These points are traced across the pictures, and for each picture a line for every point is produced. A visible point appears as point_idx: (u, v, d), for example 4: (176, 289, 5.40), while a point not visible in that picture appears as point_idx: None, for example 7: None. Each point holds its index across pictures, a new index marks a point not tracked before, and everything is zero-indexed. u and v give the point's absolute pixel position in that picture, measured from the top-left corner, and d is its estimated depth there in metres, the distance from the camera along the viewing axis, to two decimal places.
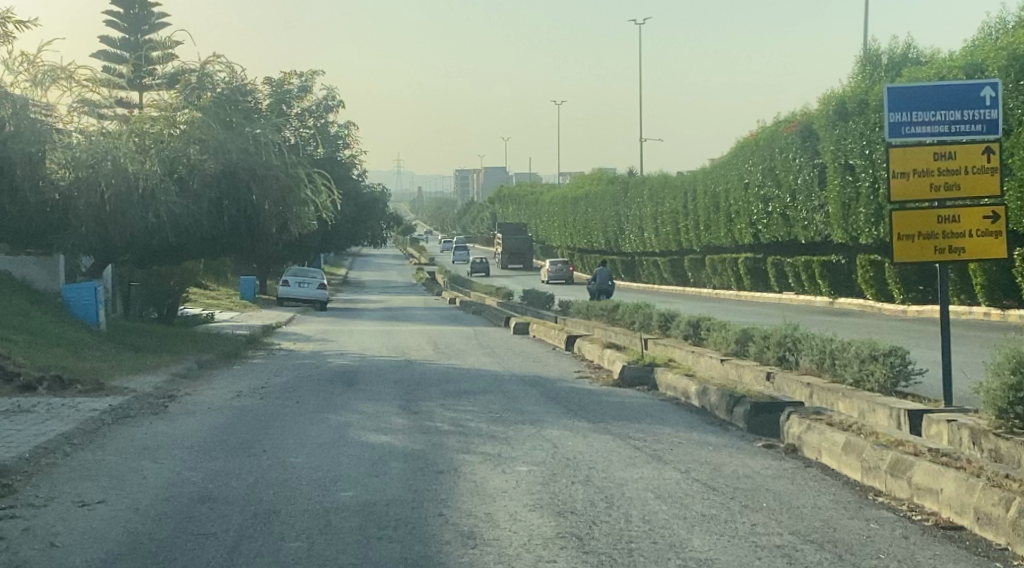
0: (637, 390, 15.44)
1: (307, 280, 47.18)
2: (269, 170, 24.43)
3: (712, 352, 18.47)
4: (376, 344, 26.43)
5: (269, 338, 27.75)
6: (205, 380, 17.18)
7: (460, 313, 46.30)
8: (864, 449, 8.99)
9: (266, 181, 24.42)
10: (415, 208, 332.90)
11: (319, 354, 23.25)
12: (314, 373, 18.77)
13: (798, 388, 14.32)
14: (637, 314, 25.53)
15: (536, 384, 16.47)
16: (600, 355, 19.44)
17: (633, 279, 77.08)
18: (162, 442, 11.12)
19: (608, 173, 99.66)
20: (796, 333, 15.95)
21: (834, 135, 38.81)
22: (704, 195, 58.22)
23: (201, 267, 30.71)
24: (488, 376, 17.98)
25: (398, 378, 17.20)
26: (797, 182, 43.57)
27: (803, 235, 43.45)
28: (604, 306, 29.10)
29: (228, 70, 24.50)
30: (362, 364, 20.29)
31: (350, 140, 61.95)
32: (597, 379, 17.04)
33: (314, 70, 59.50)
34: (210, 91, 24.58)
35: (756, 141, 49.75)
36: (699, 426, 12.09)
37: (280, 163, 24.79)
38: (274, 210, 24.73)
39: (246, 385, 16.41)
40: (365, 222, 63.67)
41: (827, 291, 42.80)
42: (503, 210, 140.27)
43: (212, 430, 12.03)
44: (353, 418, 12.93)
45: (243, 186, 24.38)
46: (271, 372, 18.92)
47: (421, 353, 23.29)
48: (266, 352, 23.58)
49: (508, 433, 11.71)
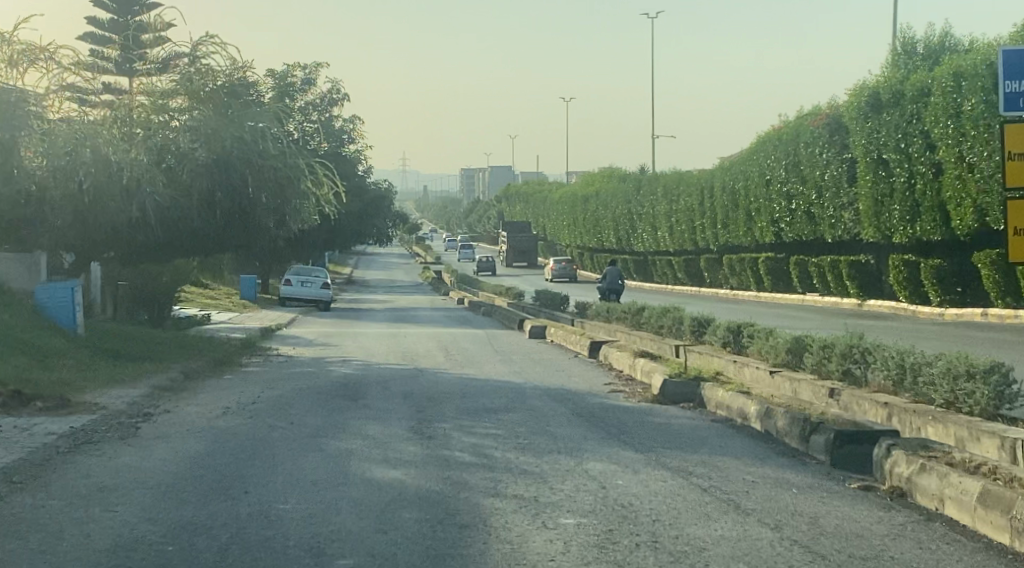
0: (683, 410, 13.48)
1: (310, 280, 45.20)
2: (266, 160, 22.52)
3: (760, 363, 16.53)
4: (383, 349, 24.48)
5: (267, 342, 25.79)
6: (190, 394, 15.24)
7: (469, 314, 44.37)
8: (1011, 503, 7.04)
9: (262, 172, 22.51)
10: (419, 207, 330.65)
11: (321, 361, 21.29)
12: (312, 384, 16.77)
13: (874, 408, 12.40)
14: (665, 317, 23.71)
15: (565, 400, 14.49)
16: (633, 366, 17.50)
17: (645, 279, 75.14)
18: (124, 479, 9.17)
19: (618, 171, 97.70)
20: (864, 344, 14.03)
21: (866, 129, 37.06)
22: (723, 192, 56.30)
23: (196, 266, 28.79)
24: (509, 388, 16.00)
25: (407, 392, 15.25)
26: (824, 178, 41.82)
27: (830, 234, 41.68)
28: (627, 310, 27.24)
29: (223, 51, 22.55)
30: (368, 374, 18.33)
31: (355, 135, 60.00)
32: (633, 394, 15.08)
33: (319, 62, 57.52)
34: (203, 74, 22.65)
35: (779, 135, 47.91)
36: (771, 458, 10.10)
37: (278, 153, 22.87)
38: (271, 204, 22.79)
39: (237, 400, 14.47)
40: (370, 220, 61.72)
41: (855, 293, 41.01)
42: (509, 209, 138.21)
43: (187, 461, 10.07)
44: (356, 444, 10.95)
45: (237, 177, 22.47)
46: (266, 382, 16.96)
47: (432, 360, 21.35)
48: (263, 358, 21.63)
49: (542, 466, 9.73)
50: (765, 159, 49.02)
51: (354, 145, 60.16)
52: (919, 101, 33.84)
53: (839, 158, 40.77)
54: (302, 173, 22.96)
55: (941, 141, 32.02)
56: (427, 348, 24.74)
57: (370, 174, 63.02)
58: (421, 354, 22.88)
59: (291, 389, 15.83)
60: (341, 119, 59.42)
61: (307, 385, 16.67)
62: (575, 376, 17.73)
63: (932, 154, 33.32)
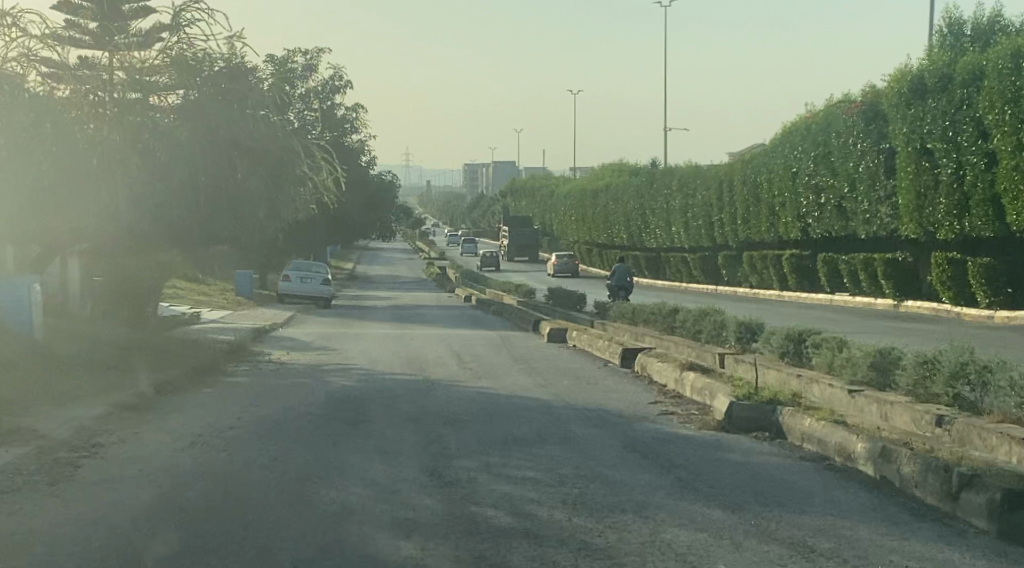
0: (757, 441, 10.95)
1: (310, 275, 42.66)
2: (257, 141, 20.08)
3: (833, 379, 14.03)
4: (389, 354, 22.00)
5: (258, 345, 23.26)
6: (159, 413, 12.72)
7: (479, 313, 41.90)
8: None
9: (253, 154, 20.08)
10: (422, 203, 327.68)
11: (318, 369, 18.78)
12: (303, 400, 14.24)
13: (1006, 444, 9.90)
14: (703, 322, 21.23)
15: (609, 424, 11.98)
16: (680, 381, 14.98)
17: (657, 276, 72.63)
18: None
19: (627, 165, 95.07)
20: (976, 360, 11.52)
21: (908, 117, 34.65)
22: (742, 186, 53.83)
23: (183, 260, 26.22)
24: (537, 406, 13.47)
25: (418, 414, 12.72)
26: (858, 170, 39.39)
27: (865, 230, 39.23)
28: (657, 311, 24.74)
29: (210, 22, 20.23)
30: (371, 387, 15.79)
31: (359, 124, 57.44)
32: (688, 416, 12.55)
33: (321, 47, 54.89)
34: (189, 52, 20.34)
35: (806, 125, 45.49)
36: (911, 523, 7.60)
37: (271, 132, 20.44)
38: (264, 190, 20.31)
39: (213, 423, 11.94)
40: (374, 213, 59.16)
41: (890, 293, 38.52)
42: (514, 203, 135.49)
43: (131, 539, 7.56)
44: (357, 494, 8.44)
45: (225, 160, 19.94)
46: (252, 398, 14.42)
47: (444, 368, 18.88)
48: (253, 365, 19.17)
49: (608, 536, 7.18)
50: (791, 150, 46.51)
51: (357, 135, 57.61)
52: (970, 86, 31.92)
53: (875, 148, 38.33)
54: (299, 155, 20.71)
55: (995, 129, 29.66)
56: (437, 352, 22.23)
57: (373, 166, 60.46)
58: (430, 361, 20.35)
59: (279, 408, 13.32)
60: (343, 108, 56.86)
61: (299, 401, 14.12)
62: (613, 392, 15.17)
63: (985, 143, 30.97)
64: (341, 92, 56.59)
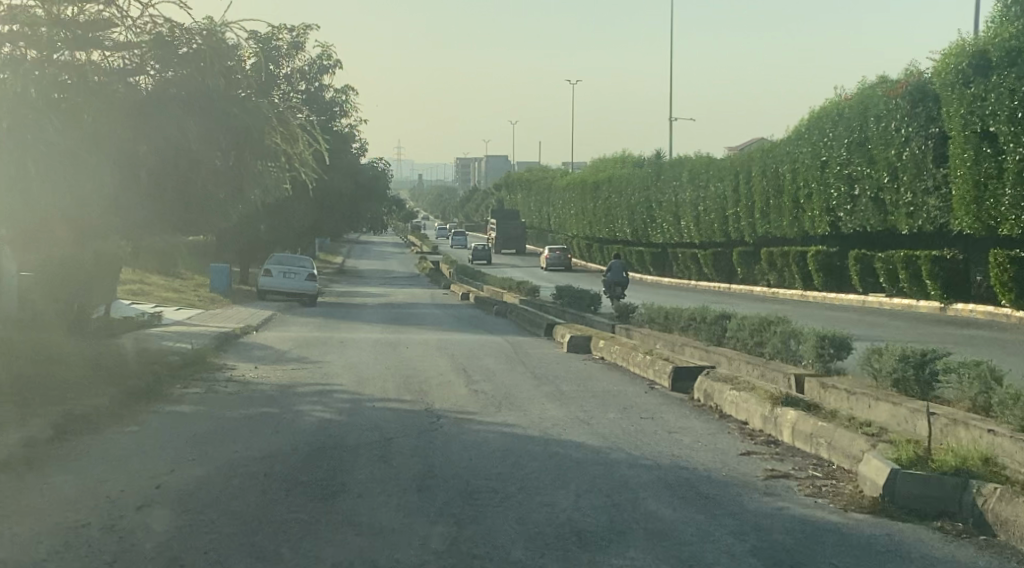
0: (955, 543, 7.15)
1: (293, 270, 38.65)
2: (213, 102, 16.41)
3: (994, 420, 10.14)
4: (381, 369, 18.16)
5: (219, 356, 19.28)
6: (43, 480, 8.76)
7: (479, 313, 38.01)
8: None
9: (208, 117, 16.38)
10: (413, 196, 322.96)
11: (293, 390, 14.85)
12: (266, 447, 10.39)
13: None
14: (766, 334, 17.39)
15: (711, 500, 8.18)
16: (775, 424, 11.10)
17: (663, 273, 68.77)
18: None
19: (628, 156, 91.11)
20: None
21: (966, 99, 30.91)
22: (762, 177, 49.94)
23: (131, 249, 22.25)
24: (590, 460, 9.65)
25: (421, 479, 8.80)
26: (902, 157, 35.56)
27: (909, 224, 35.42)
28: (701, 319, 20.84)
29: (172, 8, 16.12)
30: (357, 424, 11.83)
31: (348, 107, 53.41)
32: (815, 485, 8.74)
33: (308, 23, 50.77)
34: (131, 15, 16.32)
35: (837, 108, 41.60)
36: None
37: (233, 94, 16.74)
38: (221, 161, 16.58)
39: (111, 507, 7.94)
40: (363, 203, 55.15)
41: (937, 295, 34.73)
42: (510, 197, 131.29)
43: None
44: None
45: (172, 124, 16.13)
46: (188, 444, 10.47)
47: (452, 392, 15.04)
48: (211, 384, 15.35)
49: None
50: (819, 137, 42.61)
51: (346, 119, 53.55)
52: None
53: (923, 132, 34.55)
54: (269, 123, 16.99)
55: None
56: (439, 368, 18.29)
57: (364, 153, 56.39)
58: (431, 380, 16.50)
59: (221, 466, 9.37)
60: (332, 90, 52.79)
61: (258, 450, 10.27)
62: (683, 437, 11.28)
63: None
64: (330, 73, 52.46)
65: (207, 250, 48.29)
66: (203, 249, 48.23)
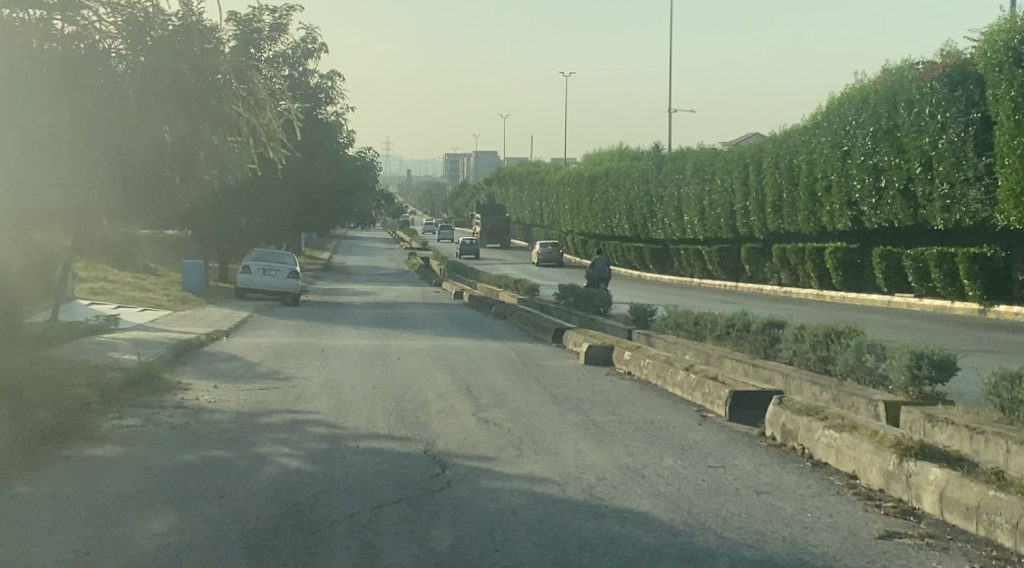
0: None
1: (273, 267, 35.53)
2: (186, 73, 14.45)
3: None
4: (367, 386, 15.22)
5: (173, 372, 16.17)
6: None
7: (474, 314, 35.01)
8: None
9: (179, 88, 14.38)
10: (401, 190, 319.10)
11: (257, 422, 11.79)
12: (214, 537, 7.50)
13: None
14: (836, 349, 14.37)
15: None
16: (902, 482, 8.20)
17: (664, 271, 65.82)
18: None
19: (626, 149, 87.95)
20: None
21: (1017, 79, 28.10)
22: (774, 169, 46.94)
23: (69, 243, 19.17)
24: (675, 558, 6.81)
25: None
26: (936, 146, 32.72)
27: (944, 218, 32.53)
28: (744, 328, 17.83)
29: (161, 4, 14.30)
30: (336, 484, 8.80)
31: (335, 94, 50.24)
32: None
33: (293, 4, 47.53)
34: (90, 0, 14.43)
35: (859, 94, 38.57)
36: None
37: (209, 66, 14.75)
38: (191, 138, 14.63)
39: None
40: (350, 195, 52.02)
41: (974, 296, 31.86)
42: (501, 192, 127.89)
43: None
44: None
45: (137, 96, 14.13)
46: (95, 543, 7.45)
47: (456, 422, 12.06)
48: (159, 411, 12.37)
49: None
50: (840, 125, 39.55)
51: (332, 107, 50.40)
52: None
53: (962, 118, 31.66)
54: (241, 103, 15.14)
55: None
56: (437, 386, 15.20)
57: (352, 143, 53.21)
58: (429, 403, 13.53)
59: None
60: (317, 75, 49.59)
61: (203, 541, 7.42)
62: (781, 502, 8.27)
63: None
64: (315, 57, 49.23)
65: (181, 246, 45.06)
66: (176, 245, 45.00)
